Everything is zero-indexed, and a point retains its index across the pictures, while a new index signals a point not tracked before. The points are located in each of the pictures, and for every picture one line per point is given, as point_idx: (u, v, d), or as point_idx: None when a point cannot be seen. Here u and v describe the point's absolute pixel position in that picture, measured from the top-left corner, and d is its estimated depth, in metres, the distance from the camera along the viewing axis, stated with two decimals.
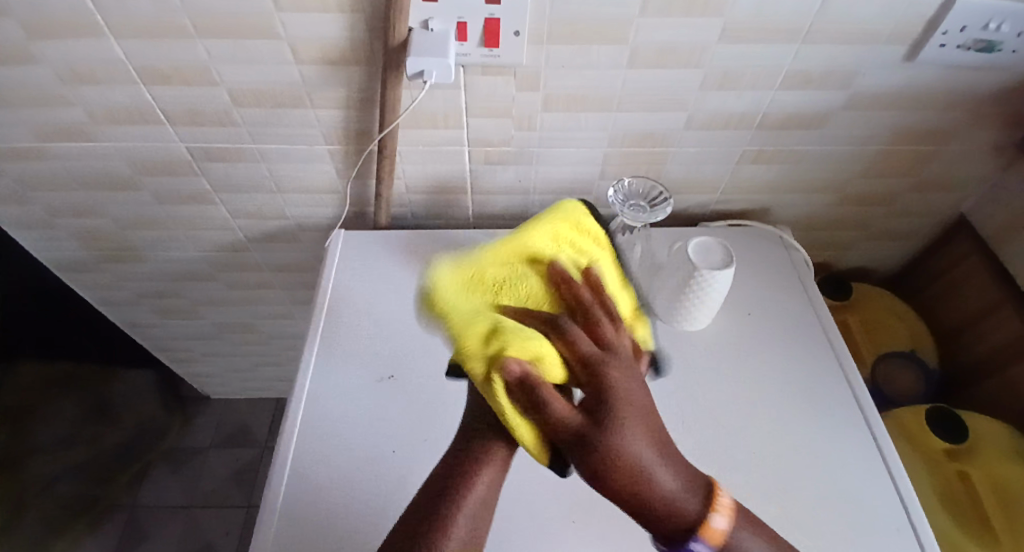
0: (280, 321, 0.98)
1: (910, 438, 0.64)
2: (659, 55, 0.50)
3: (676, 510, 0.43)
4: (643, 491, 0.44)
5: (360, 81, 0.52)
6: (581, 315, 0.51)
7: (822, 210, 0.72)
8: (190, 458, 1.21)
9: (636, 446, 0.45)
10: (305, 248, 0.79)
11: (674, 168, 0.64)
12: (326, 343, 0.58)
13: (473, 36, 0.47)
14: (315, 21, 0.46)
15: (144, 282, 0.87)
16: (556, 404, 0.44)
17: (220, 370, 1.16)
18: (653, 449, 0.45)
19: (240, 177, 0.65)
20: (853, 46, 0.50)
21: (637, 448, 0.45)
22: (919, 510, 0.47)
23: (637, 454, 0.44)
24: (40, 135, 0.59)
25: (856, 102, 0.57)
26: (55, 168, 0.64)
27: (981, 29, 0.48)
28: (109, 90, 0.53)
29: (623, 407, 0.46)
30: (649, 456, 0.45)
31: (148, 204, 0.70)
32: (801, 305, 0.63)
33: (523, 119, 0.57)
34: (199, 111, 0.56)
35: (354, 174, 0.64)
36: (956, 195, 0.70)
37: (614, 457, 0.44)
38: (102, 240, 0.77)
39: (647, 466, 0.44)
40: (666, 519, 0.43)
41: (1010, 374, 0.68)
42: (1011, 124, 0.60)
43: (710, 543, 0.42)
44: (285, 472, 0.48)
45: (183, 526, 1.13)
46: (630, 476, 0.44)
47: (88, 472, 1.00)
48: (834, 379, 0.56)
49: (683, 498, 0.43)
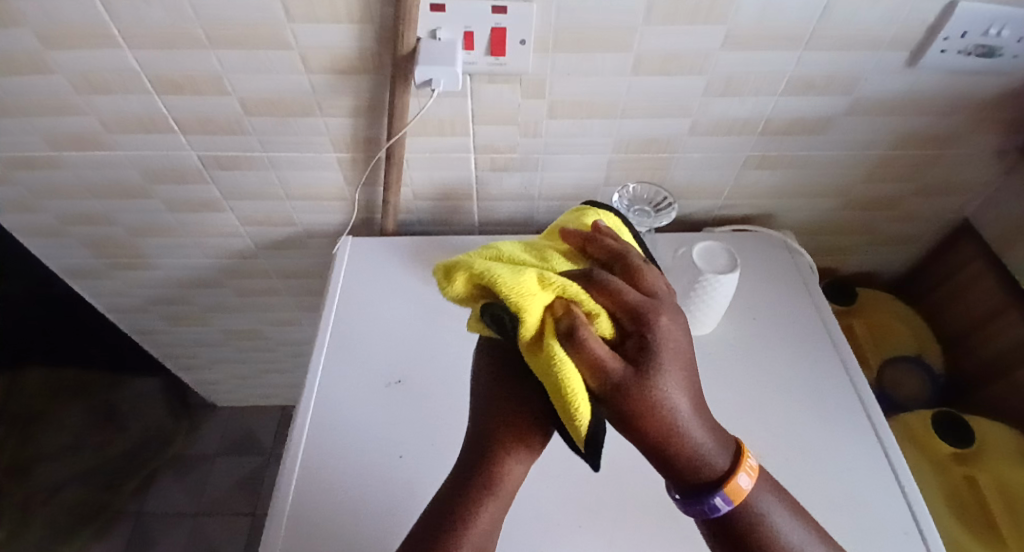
0: (286, 327, 0.99)
1: (917, 441, 0.63)
2: (663, 62, 0.51)
3: (703, 465, 0.32)
4: (675, 450, 0.31)
5: (368, 89, 0.53)
6: (618, 266, 0.38)
7: (827, 215, 0.72)
8: (196, 466, 1.21)
9: (675, 393, 0.32)
10: (312, 255, 0.79)
11: (677, 174, 0.65)
12: (334, 348, 0.59)
13: (480, 45, 0.48)
14: (325, 30, 0.47)
15: (153, 289, 0.88)
16: (594, 344, 0.30)
17: (227, 377, 1.16)
18: (690, 398, 0.33)
19: (249, 184, 0.66)
20: (855, 51, 0.51)
21: (674, 396, 0.32)
22: (927, 515, 0.47)
23: (673, 413, 0.31)
24: (55, 143, 0.60)
25: (859, 107, 0.57)
26: (68, 176, 0.65)
27: (982, 35, 0.49)
28: (123, 100, 0.55)
29: (667, 347, 0.33)
30: (685, 409, 0.32)
31: (158, 211, 0.71)
32: (806, 310, 0.63)
33: (528, 125, 0.58)
34: (211, 120, 0.57)
35: (361, 181, 0.65)
36: (959, 199, 0.70)
37: (649, 410, 0.31)
38: (113, 247, 0.79)
39: (678, 418, 0.31)
40: (686, 471, 0.32)
41: (1016, 379, 0.67)
42: (1014, 129, 0.60)
43: (729, 498, 0.32)
44: (294, 474, 0.49)
45: (189, 533, 1.13)
46: (663, 431, 0.31)
47: (92, 477, 1.01)
48: (839, 384, 0.56)
49: (710, 456, 0.32)
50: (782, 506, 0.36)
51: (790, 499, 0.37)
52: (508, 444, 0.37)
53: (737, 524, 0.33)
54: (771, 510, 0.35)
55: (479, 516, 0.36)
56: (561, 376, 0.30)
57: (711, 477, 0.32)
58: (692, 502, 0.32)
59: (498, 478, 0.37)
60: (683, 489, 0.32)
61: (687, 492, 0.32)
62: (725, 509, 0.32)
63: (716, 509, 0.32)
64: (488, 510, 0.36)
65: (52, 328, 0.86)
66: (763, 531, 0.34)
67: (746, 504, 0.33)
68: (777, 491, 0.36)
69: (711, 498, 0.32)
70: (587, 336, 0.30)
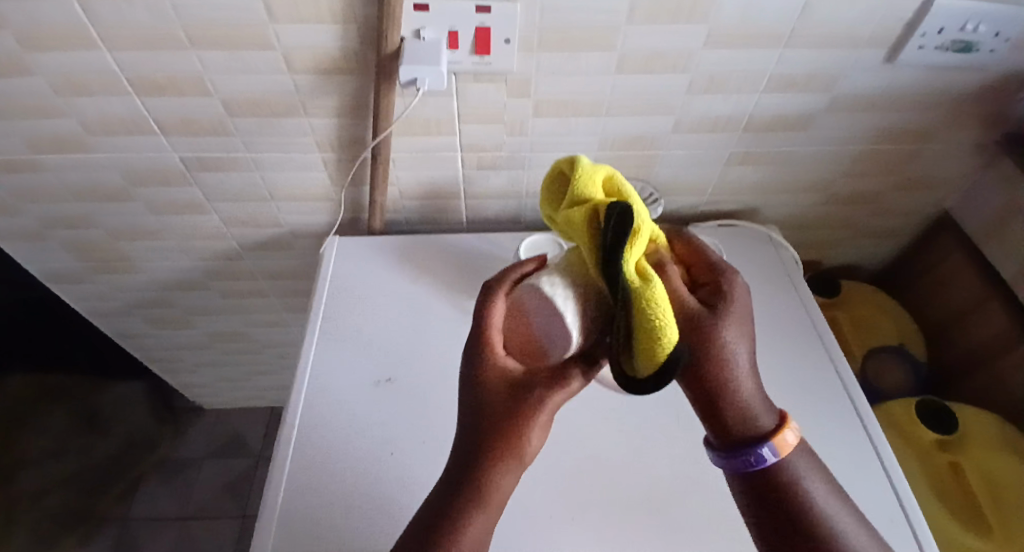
0: (274, 329, 0.98)
1: (901, 429, 0.65)
2: (648, 60, 0.51)
3: (751, 415, 0.31)
4: (729, 392, 0.31)
5: (352, 89, 0.53)
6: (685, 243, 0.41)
7: (810, 210, 0.73)
8: (183, 470, 1.20)
9: (737, 342, 0.32)
10: (299, 256, 0.79)
11: (663, 171, 0.65)
12: (323, 349, 0.58)
13: (464, 45, 0.48)
14: (308, 30, 0.47)
15: (136, 292, 0.87)
16: (680, 289, 0.34)
17: (214, 380, 1.15)
18: (749, 353, 0.33)
19: (234, 186, 0.65)
20: (835, 49, 0.52)
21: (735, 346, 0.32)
22: (912, 502, 0.49)
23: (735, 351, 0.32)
24: (32, 146, 0.59)
25: (840, 104, 0.58)
26: (47, 179, 0.64)
27: (959, 31, 0.50)
28: (103, 101, 0.54)
29: (735, 306, 0.34)
30: (745, 360, 0.32)
31: (141, 213, 0.70)
32: (791, 303, 0.64)
33: (514, 124, 0.58)
34: (193, 121, 0.56)
35: (347, 181, 0.64)
36: (939, 193, 0.71)
37: (716, 343, 0.31)
38: (95, 251, 0.77)
39: (736, 364, 0.32)
40: (735, 418, 0.31)
41: (996, 367, 0.69)
42: (991, 123, 0.62)
43: (776, 450, 0.31)
44: (284, 477, 0.49)
45: (177, 538, 1.12)
46: (720, 371, 0.31)
47: (75, 482, 1.01)
48: (825, 375, 0.57)
49: (759, 407, 0.32)
50: (823, 485, 0.34)
51: (829, 476, 0.35)
52: (502, 458, 0.34)
53: (771, 485, 0.32)
54: (809, 477, 0.33)
55: (467, 530, 0.34)
56: (660, 304, 0.27)
57: (758, 427, 0.31)
58: (737, 449, 0.31)
59: (491, 494, 0.34)
60: (727, 435, 0.32)
61: (731, 439, 0.32)
62: (771, 462, 0.31)
63: (760, 461, 0.31)
64: (478, 522, 0.34)
65: (33, 333, 0.86)
66: (797, 496, 0.32)
67: (787, 465, 0.32)
68: (819, 466, 0.34)
69: (757, 447, 0.31)
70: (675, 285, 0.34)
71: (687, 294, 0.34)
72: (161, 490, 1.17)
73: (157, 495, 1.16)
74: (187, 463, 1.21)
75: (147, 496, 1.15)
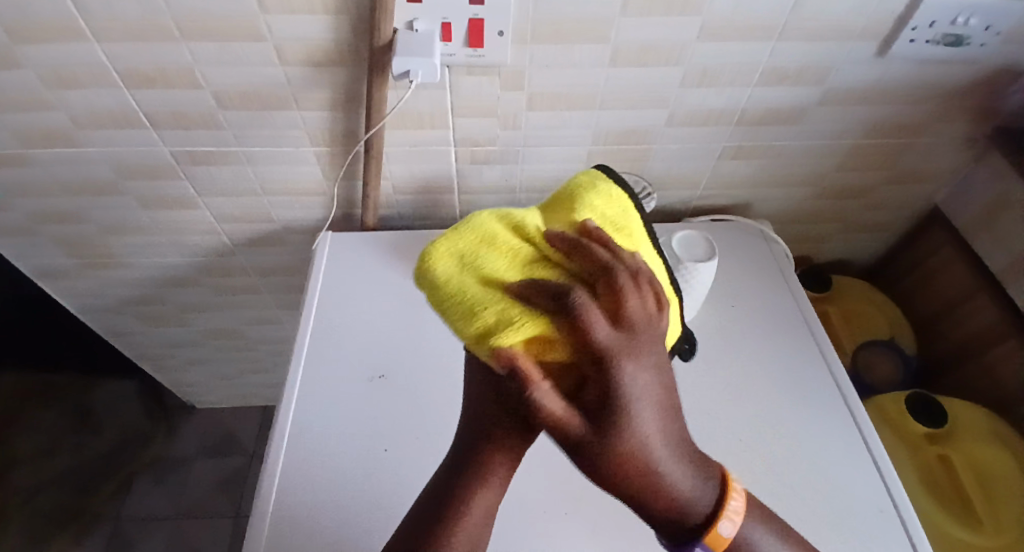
0: (267, 326, 0.98)
1: (891, 425, 0.66)
2: (642, 53, 0.51)
3: (684, 507, 0.28)
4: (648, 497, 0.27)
5: (345, 82, 0.52)
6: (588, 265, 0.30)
7: (802, 205, 0.74)
8: (176, 469, 1.19)
9: (644, 436, 0.26)
10: (291, 251, 0.78)
11: (657, 165, 0.66)
12: (315, 345, 0.58)
13: (458, 37, 0.48)
14: (300, 21, 0.47)
15: (127, 289, 0.86)
16: (544, 406, 0.24)
17: (206, 378, 1.14)
18: (667, 437, 0.27)
19: (226, 181, 0.65)
20: (828, 42, 0.52)
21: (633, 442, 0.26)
22: (902, 494, 0.49)
23: (648, 443, 0.26)
24: (20, 139, 0.58)
25: (832, 98, 0.58)
26: (35, 174, 0.63)
27: (949, 24, 0.50)
28: (92, 94, 0.53)
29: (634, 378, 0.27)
30: (663, 458, 0.27)
31: (131, 208, 0.69)
32: (783, 297, 0.64)
33: (508, 118, 0.58)
34: (184, 114, 0.56)
35: (340, 176, 0.64)
36: (929, 187, 0.72)
37: (620, 452, 0.25)
38: (84, 247, 0.76)
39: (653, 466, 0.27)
40: (666, 516, 0.27)
41: (985, 359, 0.70)
42: (980, 117, 0.62)
43: (708, 546, 0.29)
44: (276, 477, 0.48)
45: (170, 538, 1.10)
46: (633, 476, 0.26)
47: (67, 481, 1.01)
48: (816, 368, 0.58)
49: (690, 500, 0.28)
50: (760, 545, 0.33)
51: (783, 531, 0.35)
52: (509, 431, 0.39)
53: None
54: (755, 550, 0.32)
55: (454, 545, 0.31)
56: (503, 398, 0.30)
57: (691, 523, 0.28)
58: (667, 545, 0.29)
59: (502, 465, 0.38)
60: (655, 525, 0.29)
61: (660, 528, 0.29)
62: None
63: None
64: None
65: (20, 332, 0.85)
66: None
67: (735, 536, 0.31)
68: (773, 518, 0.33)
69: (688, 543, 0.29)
70: (542, 398, 0.24)
71: (562, 402, 0.25)
72: (153, 488, 1.16)
73: (149, 493, 1.15)
74: (180, 461, 1.20)
75: (139, 494, 1.15)
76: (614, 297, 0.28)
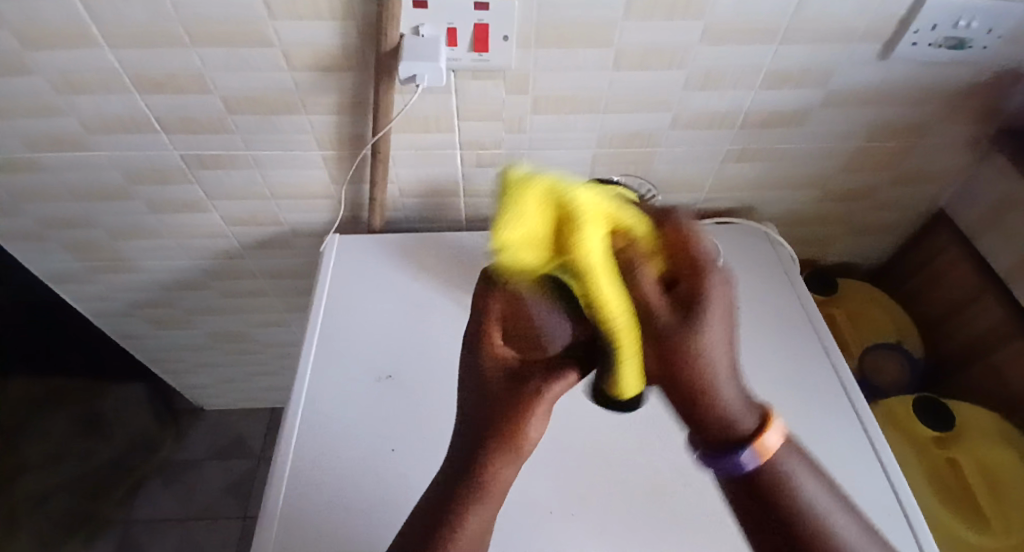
0: (275, 328, 0.99)
1: (899, 426, 0.65)
2: (644, 56, 0.52)
3: (733, 426, 0.43)
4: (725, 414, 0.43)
5: (352, 86, 0.53)
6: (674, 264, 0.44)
7: (806, 207, 0.74)
8: (183, 473, 1.20)
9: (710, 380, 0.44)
10: (300, 254, 0.79)
11: (661, 168, 0.66)
12: (322, 347, 0.59)
13: (463, 41, 0.48)
14: (307, 27, 0.47)
15: (136, 292, 0.87)
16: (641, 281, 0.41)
17: (214, 381, 1.15)
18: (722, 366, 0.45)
19: (235, 185, 0.66)
20: (829, 45, 0.52)
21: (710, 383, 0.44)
22: (909, 497, 0.49)
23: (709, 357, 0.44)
24: (34, 145, 0.59)
25: (834, 100, 0.59)
26: (48, 179, 0.64)
27: (952, 27, 0.50)
28: (103, 100, 0.54)
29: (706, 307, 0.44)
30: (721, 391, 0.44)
31: (141, 213, 0.70)
32: (788, 299, 0.64)
33: (513, 121, 0.58)
34: (194, 119, 0.57)
35: (347, 179, 0.65)
36: (933, 189, 0.72)
37: (690, 346, 0.42)
38: (95, 251, 0.78)
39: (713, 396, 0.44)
40: (716, 423, 0.43)
41: (992, 361, 0.70)
42: (984, 118, 0.62)
43: (761, 455, 0.42)
44: (284, 477, 0.49)
45: (179, 540, 1.12)
46: (693, 378, 0.43)
47: (81, 485, 1.03)
48: (821, 370, 0.58)
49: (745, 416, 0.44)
50: (800, 470, 0.45)
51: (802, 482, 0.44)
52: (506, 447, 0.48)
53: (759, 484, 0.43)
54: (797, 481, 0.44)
55: (467, 526, 0.45)
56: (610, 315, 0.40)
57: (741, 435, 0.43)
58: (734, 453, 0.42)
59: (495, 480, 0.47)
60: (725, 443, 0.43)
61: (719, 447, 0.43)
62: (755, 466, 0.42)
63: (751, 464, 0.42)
64: (481, 510, 0.46)
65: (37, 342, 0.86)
66: (789, 490, 0.42)
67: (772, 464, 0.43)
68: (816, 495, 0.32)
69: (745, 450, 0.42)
70: (643, 276, 0.41)
71: (655, 295, 0.42)
72: (161, 491, 1.17)
73: (157, 496, 1.16)
74: (187, 464, 1.21)
75: (148, 497, 1.16)
76: (693, 276, 0.44)
